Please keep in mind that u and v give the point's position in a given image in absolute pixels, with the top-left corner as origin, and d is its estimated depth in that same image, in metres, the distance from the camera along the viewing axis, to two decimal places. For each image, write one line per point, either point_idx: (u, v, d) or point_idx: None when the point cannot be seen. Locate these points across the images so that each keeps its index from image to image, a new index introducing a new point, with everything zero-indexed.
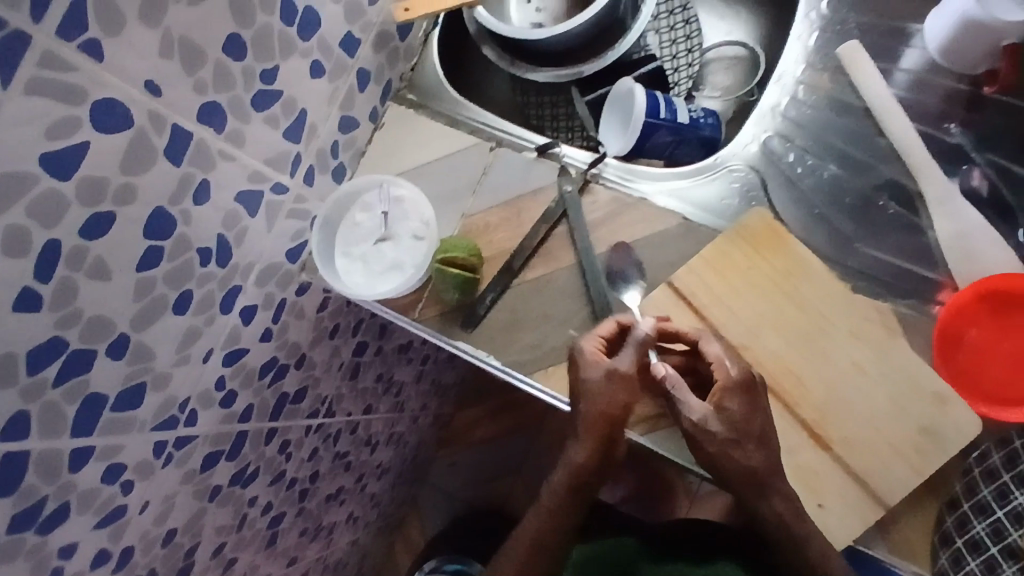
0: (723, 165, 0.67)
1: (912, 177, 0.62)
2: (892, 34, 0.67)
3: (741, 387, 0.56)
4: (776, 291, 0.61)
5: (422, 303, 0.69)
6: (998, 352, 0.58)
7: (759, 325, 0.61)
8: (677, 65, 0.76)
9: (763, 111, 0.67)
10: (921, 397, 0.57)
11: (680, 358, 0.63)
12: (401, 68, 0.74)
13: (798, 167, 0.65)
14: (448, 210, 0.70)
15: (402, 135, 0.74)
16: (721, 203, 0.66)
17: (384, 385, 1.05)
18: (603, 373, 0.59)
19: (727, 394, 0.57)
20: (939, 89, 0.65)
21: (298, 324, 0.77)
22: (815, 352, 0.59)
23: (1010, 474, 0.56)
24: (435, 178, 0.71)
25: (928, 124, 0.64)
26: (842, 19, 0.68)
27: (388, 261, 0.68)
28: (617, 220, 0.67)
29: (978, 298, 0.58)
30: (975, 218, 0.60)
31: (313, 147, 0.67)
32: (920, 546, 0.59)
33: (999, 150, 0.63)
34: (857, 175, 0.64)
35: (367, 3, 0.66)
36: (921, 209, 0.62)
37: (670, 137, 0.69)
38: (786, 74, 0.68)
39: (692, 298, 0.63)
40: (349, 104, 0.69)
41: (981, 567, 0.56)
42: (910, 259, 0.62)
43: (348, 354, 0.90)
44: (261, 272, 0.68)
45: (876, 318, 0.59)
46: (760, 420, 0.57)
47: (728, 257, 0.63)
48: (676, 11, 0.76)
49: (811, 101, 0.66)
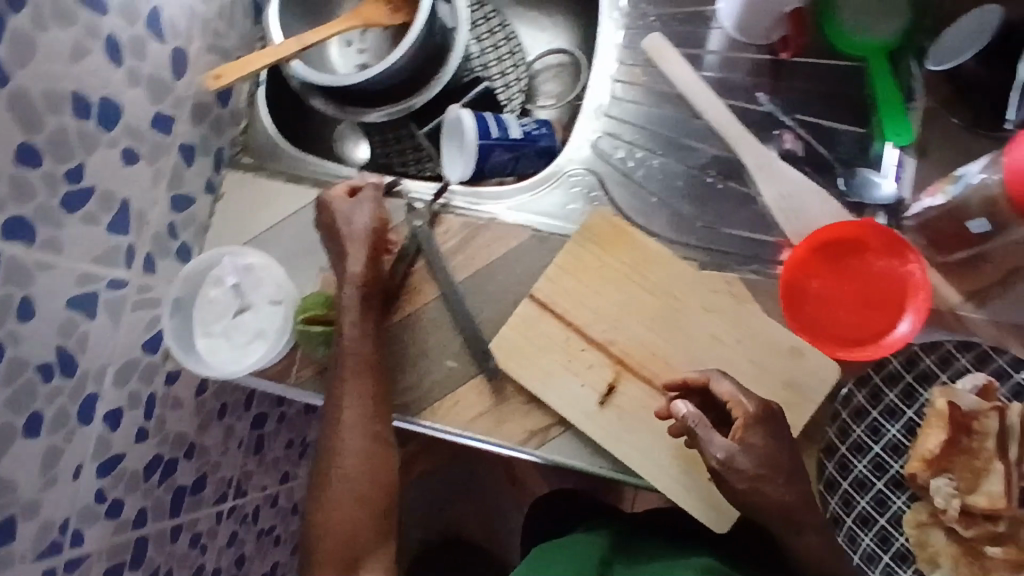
0: (562, 173, 0.69)
1: (732, 150, 0.66)
2: (689, 20, 0.70)
3: (763, 420, 0.55)
4: (632, 284, 0.64)
5: (296, 367, 0.67)
6: (842, 297, 0.61)
7: (621, 318, 0.63)
8: (507, 82, 0.78)
9: (588, 114, 0.70)
10: (780, 353, 0.61)
11: (557, 366, 0.63)
12: (230, 134, 0.74)
13: (629, 161, 0.68)
14: (304, 267, 0.69)
15: (243, 201, 0.72)
16: (568, 208, 0.68)
17: (297, 449, 1.02)
18: (361, 220, 0.64)
19: (749, 429, 0.55)
20: (740, 64, 0.69)
21: (176, 414, 0.75)
22: (675, 332, 0.63)
23: (878, 410, 0.60)
24: (284, 239, 0.70)
25: (740, 98, 0.68)
26: (641, 13, 0.71)
27: (250, 332, 0.66)
28: (472, 244, 0.68)
29: (812, 251, 0.62)
30: (796, 178, 0.64)
31: (146, 235, 0.65)
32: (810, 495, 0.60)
33: (805, 110, 0.68)
34: (682, 158, 0.68)
35: (173, 78, 0.65)
36: (747, 178, 0.66)
37: (507, 154, 0.70)
38: (602, 74, 0.70)
39: (555, 307, 0.64)
40: (178, 183, 0.68)
41: (870, 502, 0.60)
42: (745, 226, 0.66)
43: (245, 430, 0.87)
44: (118, 371, 0.65)
45: (725, 289, 0.62)
46: (785, 453, 0.55)
47: (584, 261, 0.65)
48: (496, 29, 0.78)
49: (629, 97, 0.70)
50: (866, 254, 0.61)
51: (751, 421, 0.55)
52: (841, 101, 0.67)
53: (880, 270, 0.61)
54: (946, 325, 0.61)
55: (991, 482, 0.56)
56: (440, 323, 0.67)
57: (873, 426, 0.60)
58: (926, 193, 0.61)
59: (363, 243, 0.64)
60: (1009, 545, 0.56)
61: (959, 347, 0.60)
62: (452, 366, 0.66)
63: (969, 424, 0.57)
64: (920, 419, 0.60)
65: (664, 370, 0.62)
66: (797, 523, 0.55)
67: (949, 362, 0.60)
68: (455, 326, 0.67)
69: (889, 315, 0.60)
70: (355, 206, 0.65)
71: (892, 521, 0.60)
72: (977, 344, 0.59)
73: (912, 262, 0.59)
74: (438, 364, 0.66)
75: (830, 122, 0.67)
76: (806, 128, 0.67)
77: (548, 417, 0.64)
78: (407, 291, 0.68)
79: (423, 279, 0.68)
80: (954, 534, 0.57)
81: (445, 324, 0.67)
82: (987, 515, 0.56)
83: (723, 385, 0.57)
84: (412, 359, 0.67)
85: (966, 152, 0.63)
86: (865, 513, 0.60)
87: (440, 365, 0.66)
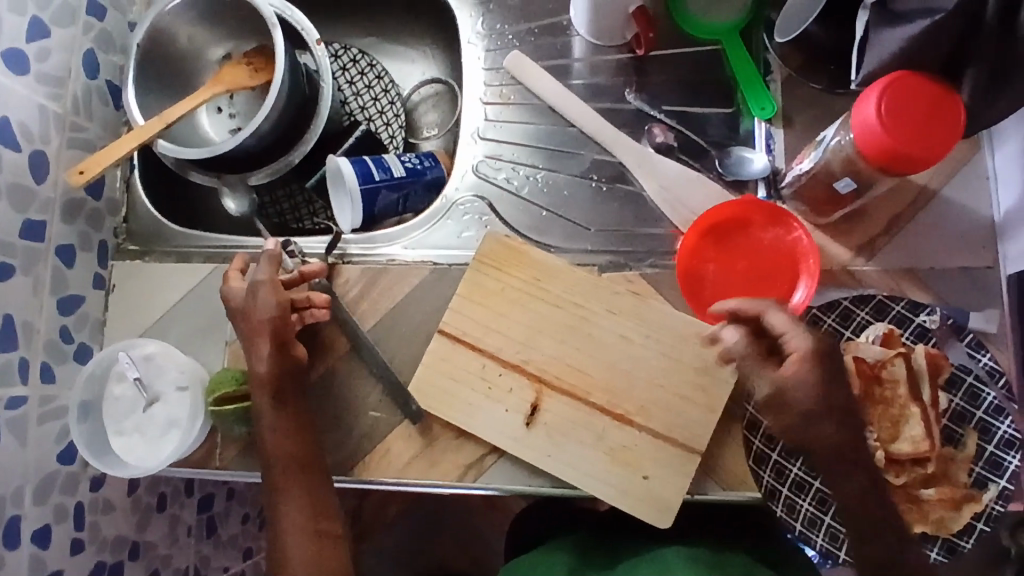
0: (451, 202, 0.69)
1: (609, 151, 0.67)
2: (548, 31, 0.71)
3: (820, 357, 0.51)
4: (534, 300, 0.64)
5: (220, 447, 0.66)
6: (740, 274, 0.63)
7: (532, 336, 0.63)
8: (386, 119, 0.78)
9: (466, 140, 0.70)
10: (688, 340, 0.62)
11: (478, 396, 0.63)
12: (111, 224, 0.72)
13: (514, 179, 0.69)
14: (210, 345, 0.68)
15: (136, 289, 0.71)
16: (462, 237, 0.68)
17: (257, 521, 0.99)
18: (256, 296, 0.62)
19: (805, 362, 0.51)
20: (603, 66, 0.70)
21: (111, 517, 0.72)
22: (585, 340, 0.63)
23: None
24: (185, 320, 0.69)
25: (609, 99, 0.69)
26: (500, 32, 0.72)
27: (163, 423, 0.64)
28: (375, 290, 0.67)
29: (702, 236, 0.63)
30: (672, 168, 0.65)
31: (38, 345, 0.64)
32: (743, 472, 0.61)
33: (671, 100, 0.69)
34: (565, 167, 0.68)
35: (35, 183, 0.63)
36: (631, 177, 0.67)
37: (394, 194, 0.70)
38: (473, 99, 0.71)
39: (465, 337, 0.64)
40: (62, 285, 0.66)
41: (803, 468, 0.60)
42: (636, 222, 0.66)
43: (192, 515, 0.85)
44: (35, 489, 0.63)
45: (624, 289, 0.63)
46: (838, 393, 0.52)
47: (483, 286, 0.64)
48: (366, 70, 0.80)
49: (504, 116, 0.70)
50: (751, 229, 0.63)
51: (813, 352, 0.51)
52: (704, 87, 0.69)
53: (769, 240, 0.63)
54: (840, 282, 0.63)
55: (911, 426, 0.58)
56: (358, 374, 0.66)
57: None
58: (796, 162, 0.63)
59: (267, 335, 0.61)
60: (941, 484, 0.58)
61: (856, 302, 0.61)
62: (377, 416, 0.65)
63: (878, 374, 0.59)
64: None
65: (582, 381, 0.62)
66: (853, 461, 0.52)
67: (850, 318, 0.61)
68: (373, 375, 0.66)
69: (786, 282, 0.62)
70: (253, 288, 0.62)
71: None
72: (872, 296, 0.61)
73: (796, 229, 0.62)
74: (363, 416, 0.65)
75: (697, 108, 0.69)
76: (675, 118, 0.68)
77: (479, 448, 0.64)
78: (318, 349, 0.67)
79: (333, 334, 0.67)
80: (889, 483, 0.58)
81: (363, 374, 0.66)
82: (915, 458, 0.59)
83: (780, 318, 0.53)
84: (337, 416, 0.66)
85: (829, 114, 0.65)
86: (800, 479, 0.59)
87: (365, 417, 0.65)
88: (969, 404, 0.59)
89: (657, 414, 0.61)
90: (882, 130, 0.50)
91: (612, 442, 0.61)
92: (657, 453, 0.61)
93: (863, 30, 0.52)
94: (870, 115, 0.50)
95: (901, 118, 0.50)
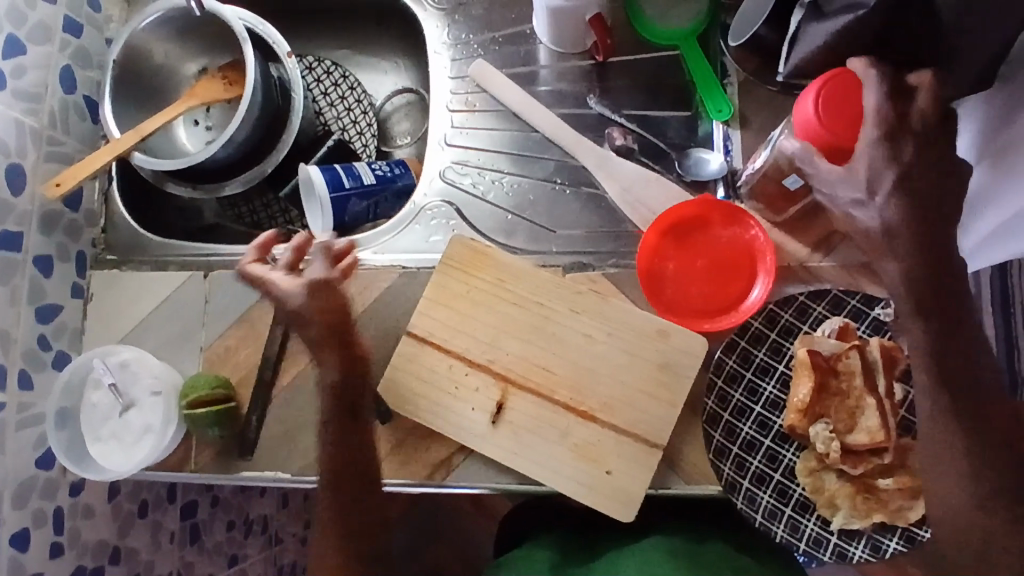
0: (420, 207, 0.71)
1: (571, 155, 0.69)
2: (511, 40, 0.73)
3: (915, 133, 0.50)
4: (499, 301, 0.65)
5: (195, 451, 0.67)
6: (698, 271, 0.65)
7: (496, 336, 0.65)
8: (359, 129, 0.80)
9: (434, 146, 0.72)
10: (648, 336, 0.63)
11: (447, 396, 0.64)
12: (89, 235, 0.74)
13: (480, 184, 0.71)
14: (186, 351, 0.70)
15: (114, 297, 0.73)
16: (430, 241, 0.70)
17: (243, 528, 1.00)
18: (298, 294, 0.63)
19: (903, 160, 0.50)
20: (567, 72, 0.72)
21: (92, 523, 0.73)
22: (549, 339, 0.64)
23: (751, 371, 0.62)
24: (162, 326, 0.71)
25: (571, 105, 0.71)
26: (465, 42, 0.74)
27: (138, 428, 0.65)
28: (345, 294, 0.69)
29: (661, 235, 0.65)
30: (632, 170, 0.67)
31: (15, 353, 0.65)
32: (704, 465, 0.62)
33: (631, 104, 0.71)
34: (529, 170, 0.70)
35: (11, 195, 0.65)
36: (592, 179, 0.69)
37: (364, 202, 0.72)
38: (440, 106, 0.73)
39: (432, 338, 0.65)
40: (40, 294, 0.68)
41: (763, 460, 0.61)
42: (598, 224, 0.68)
43: (175, 522, 0.86)
44: (13, 494, 0.65)
45: (587, 289, 0.65)
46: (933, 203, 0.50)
47: (449, 289, 0.66)
48: (339, 82, 0.82)
49: (470, 123, 0.72)
50: (710, 227, 0.65)
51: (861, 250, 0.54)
52: (664, 91, 0.71)
53: (727, 238, 0.65)
54: (798, 277, 0.65)
55: (866, 417, 0.60)
56: None
57: (751, 388, 0.62)
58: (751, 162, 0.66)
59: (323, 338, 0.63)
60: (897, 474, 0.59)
61: (812, 297, 0.62)
62: None
63: (834, 366, 0.61)
64: (791, 371, 0.62)
65: (547, 379, 0.64)
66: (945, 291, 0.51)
67: (807, 312, 0.63)
68: None
69: (743, 278, 0.64)
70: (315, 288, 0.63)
71: (787, 474, 0.61)
72: (829, 291, 0.62)
73: (753, 227, 0.63)
74: None
75: (657, 112, 0.70)
76: (636, 122, 0.70)
77: (447, 446, 0.65)
78: (290, 353, 0.68)
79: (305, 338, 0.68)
80: (846, 473, 0.59)
81: None
82: (872, 449, 0.60)
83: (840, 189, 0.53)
84: (309, 418, 0.67)
85: (783, 114, 0.67)
86: (760, 471, 0.61)
87: None
88: None
89: (619, 410, 0.62)
90: (819, 124, 0.52)
91: (576, 439, 0.62)
92: (620, 448, 0.62)
93: (797, 27, 0.56)
94: (808, 110, 0.52)
95: (837, 111, 0.52)
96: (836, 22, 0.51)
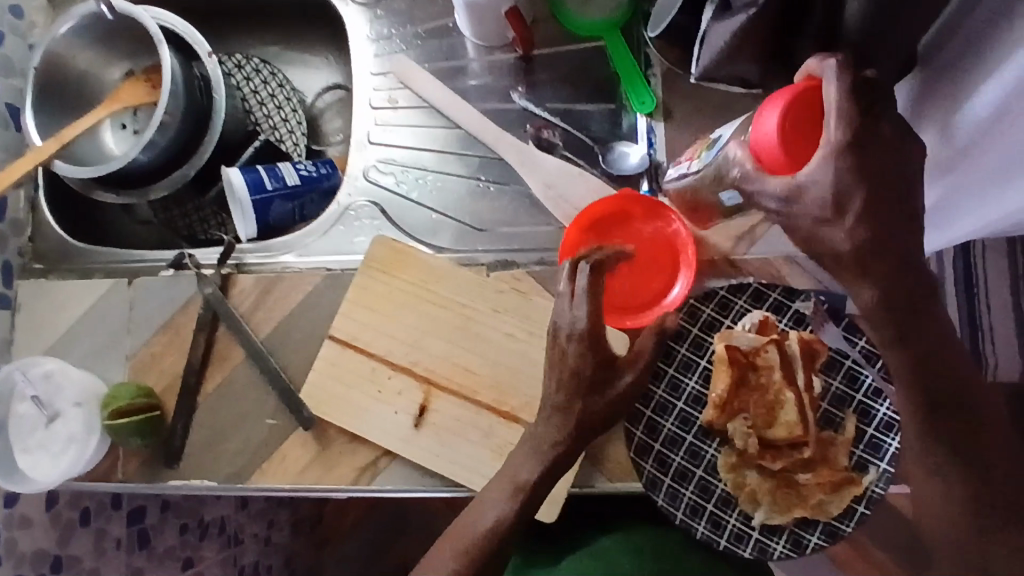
0: (344, 207, 0.70)
1: (494, 150, 0.68)
2: (435, 34, 0.72)
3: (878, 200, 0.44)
4: (420, 302, 0.65)
5: (121, 461, 0.67)
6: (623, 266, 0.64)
7: (417, 338, 0.65)
8: (289, 127, 0.79)
9: (357, 145, 0.71)
10: None
11: (370, 399, 0.64)
12: (16, 244, 0.74)
13: (404, 183, 0.70)
14: (113, 359, 0.69)
15: (39, 307, 0.72)
16: (354, 241, 0.69)
17: (198, 530, 0.99)
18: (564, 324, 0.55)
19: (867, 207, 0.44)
20: (492, 66, 0.71)
21: (29, 534, 0.76)
22: (468, 339, 0.64)
23: (672, 366, 0.62)
24: (89, 334, 0.70)
25: (496, 99, 0.70)
26: (389, 38, 0.73)
27: (63, 438, 0.65)
28: (268, 299, 0.68)
29: (583, 232, 0.64)
30: (554, 166, 0.66)
31: None
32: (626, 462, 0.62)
33: (556, 97, 0.70)
34: (452, 168, 0.69)
35: None
36: (513, 174, 0.68)
37: (289, 203, 0.71)
38: (364, 104, 0.72)
39: (354, 341, 0.65)
40: None
41: (685, 457, 0.61)
42: (522, 220, 0.68)
43: (122, 527, 0.86)
44: None
45: (509, 289, 0.64)
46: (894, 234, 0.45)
47: (370, 291, 0.66)
48: (268, 79, 0.80)
49: (394, 121, 0.71)
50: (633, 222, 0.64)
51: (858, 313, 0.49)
52: (589, 83, 0.70)
53: (650, 233, 0.64)
54: (721, 271, 0.64)
55: (785, 412, 0.59)
56: (253, 383, 0.67)
57: (673, 384, 0.62)
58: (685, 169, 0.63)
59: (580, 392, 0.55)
60: (816, 468, 0.58)
61: (733, 292, 0.62)
62: (273, 424, 0.66)
63: (752, 361, 0.61)
64: (712, 366, 0.61)
65: (468, 380, 0.63)
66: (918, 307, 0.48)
67: (729, 307, 0.62)
68: (267, 383, 0.67)
69: (667, 272, 0.63)
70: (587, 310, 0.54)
71: (709, 471, 0.60)
72: (749, 284, 0.62)
73: (675, 222, 0.63)
74: (259, 424, 0.66)
75: (582, 104, 0.69)
76: (560, 116, 0.69)
77: (372, 451, 0.64)
78: (215, 359, 0.68)
79: (229, 344, 0.68)
80: (764, 469, 0.60)
81: (258, 382, 0.67)
82: (791, 443, 0.60)
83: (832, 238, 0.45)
84: (234, 425, 0.66)
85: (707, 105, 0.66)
86: (682, 468, 0.60)
87: (261, 424, 0.66)
88: (847, 388, 0.60)
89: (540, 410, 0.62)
90: (778, 143, 0.45)
91: (498, 439, 0.62)
92: None
93: (704, 27, 0.52)
94: (771, 128, 0.45)
95: (798, 130, 0.45)
96: (734, 22, 0.48)
